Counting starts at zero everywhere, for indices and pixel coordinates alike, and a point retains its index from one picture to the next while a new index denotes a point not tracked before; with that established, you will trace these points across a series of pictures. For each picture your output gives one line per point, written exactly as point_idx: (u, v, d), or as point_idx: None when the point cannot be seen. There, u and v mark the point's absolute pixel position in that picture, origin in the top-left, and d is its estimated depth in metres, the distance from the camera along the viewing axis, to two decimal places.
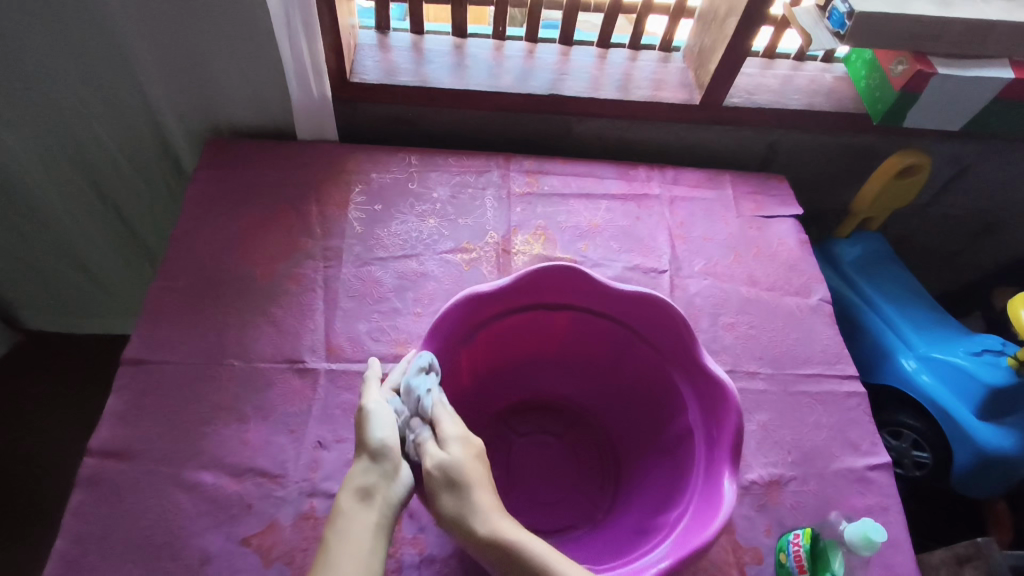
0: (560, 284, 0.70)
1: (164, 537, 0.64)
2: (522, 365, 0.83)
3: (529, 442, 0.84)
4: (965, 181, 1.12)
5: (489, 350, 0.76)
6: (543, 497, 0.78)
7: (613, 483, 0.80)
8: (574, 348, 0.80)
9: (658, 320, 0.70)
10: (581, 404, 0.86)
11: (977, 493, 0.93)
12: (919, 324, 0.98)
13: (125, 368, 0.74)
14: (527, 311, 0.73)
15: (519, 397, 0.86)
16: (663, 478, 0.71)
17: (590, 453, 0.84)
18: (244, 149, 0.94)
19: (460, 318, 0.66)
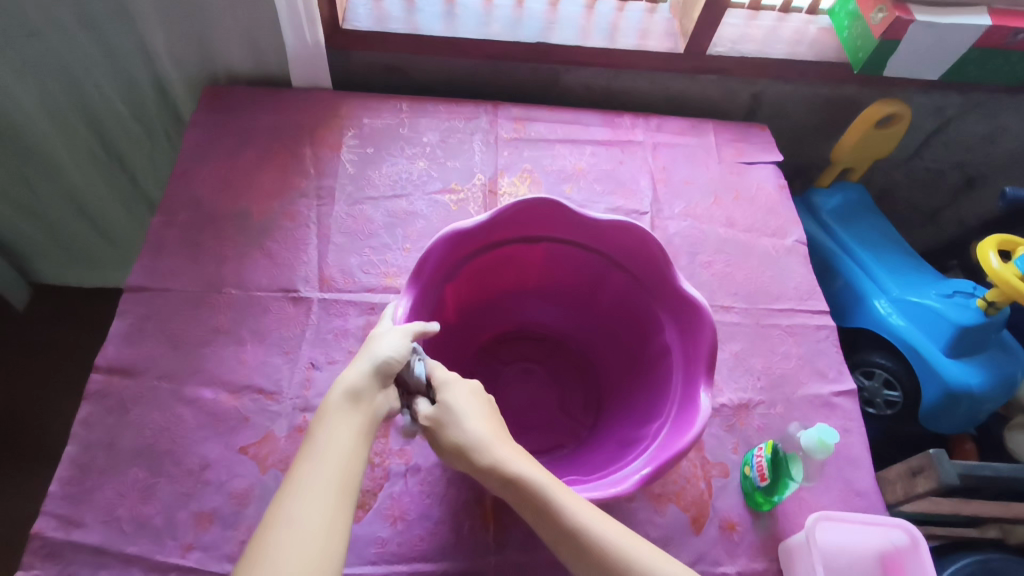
0: (539, 216, 0.71)
1: (167, 445, 0.68)
2: (505, 298, 0.85)
3: (513, 370, 0.88)
4: (948, 133, 1.14)
5: (474, 287, 0.78)
6: (527, 422, 0.83)
7: (595, 404, 0.85)
8: (556, 281, 0.82)
9: (637, 250, 0.71)
10: (564, 331, 0.90)
11: (943, 429, 0.97)
12: (894, 268, 1.02)
13: (129, 295, 0.78)
14: (509, 245, 0.74)
15: (504, 327, 0.90)
16: (640, 400, 0.75)
17: (572, 376, 0.89)
18: (240, 96, 0.97)
19: (443, 254, 0.67)
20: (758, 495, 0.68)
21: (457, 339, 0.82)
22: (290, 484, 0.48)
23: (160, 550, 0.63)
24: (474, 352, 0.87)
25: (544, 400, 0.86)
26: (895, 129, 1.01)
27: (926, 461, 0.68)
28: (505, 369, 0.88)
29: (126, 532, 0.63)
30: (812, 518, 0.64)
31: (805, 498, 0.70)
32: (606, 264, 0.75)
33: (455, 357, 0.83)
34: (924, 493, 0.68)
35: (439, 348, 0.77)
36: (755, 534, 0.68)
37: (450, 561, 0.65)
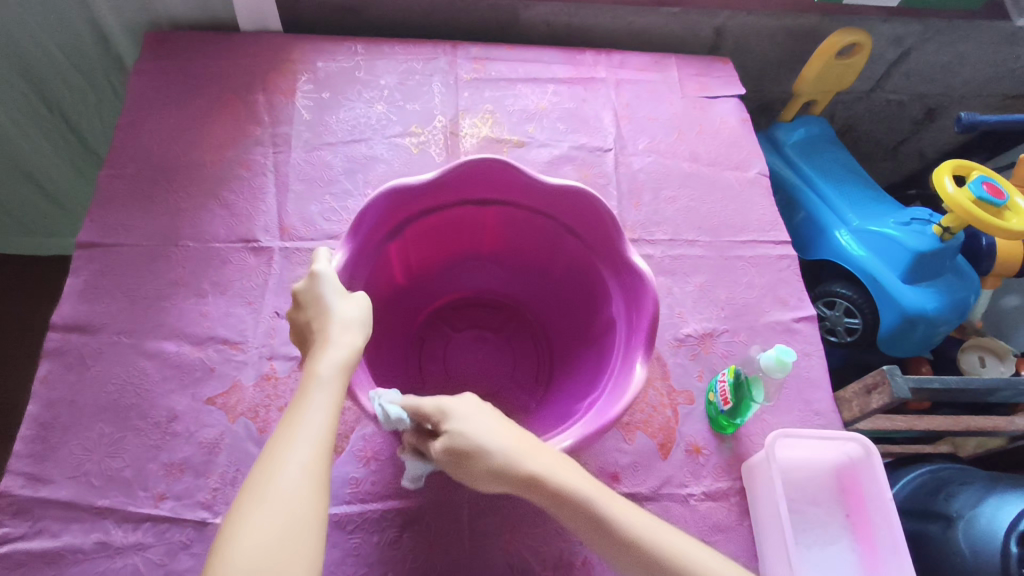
0: (491, 177, 0.66)
1: (132, 399, 0.67)
2: (460, 261, 0.80)
3: (465, 337, 0.84)
4: (908, 64, 1.14)
5: (421, 249, 0.74)
6: (474, 389, 0.79)
7: (545, 375, 0.80)
8: (512, 247, 0.77)
9: (586, 216, 0.67)
10: (522, 300, 0.84)
11: (900, 353, 1.00)
12: (854, 198, 1.03)
13: (81, 251, 0.75)
14: (458, 208, 0.69)
15: (458, 293, 0.84)
16: (586, 368, 0.71)
17: (525, 346, 0.83)
18: (185, 42, 0.92)
19: (383, 211, 0.63)
20: (722, 419, 0.70)
21: (405, 303, 0.78)
22: (281, 455, 0.44)
23: (132, 501, 0.63)
24: (427, 316, 0.83)
25: (493, 370, 0.82)
26: (855, 60, 1.01)
27: (881, 378, 0.70)
28: (457, 333, 0.84)
29: (96, 486, 0.63)
30: (771, 437, 0.66)
31: (766, 420, 0.73)
32: (559, 231, 0.70)
33: (402, 320, 0.78)
34: (877, 408, 0.70)
35: (383, 310, 0.73)
36: (719, 455, 0.71)
37: (424, 497, 0.66)
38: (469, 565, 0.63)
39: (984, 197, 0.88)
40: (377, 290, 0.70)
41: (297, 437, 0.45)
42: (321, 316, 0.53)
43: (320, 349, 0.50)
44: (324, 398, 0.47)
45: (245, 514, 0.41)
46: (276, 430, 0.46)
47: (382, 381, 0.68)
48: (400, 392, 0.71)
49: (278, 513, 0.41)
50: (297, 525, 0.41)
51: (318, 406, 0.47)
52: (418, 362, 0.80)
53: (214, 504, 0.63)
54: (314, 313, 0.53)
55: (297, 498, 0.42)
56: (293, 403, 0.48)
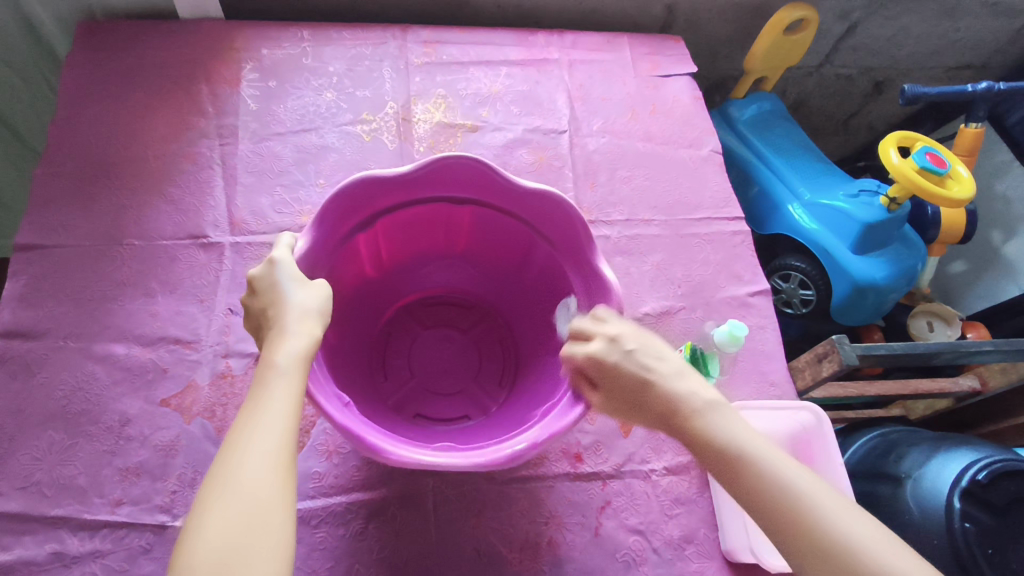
0: (466, 176, 0.64)
1: (82, 405, 0.66)
2: (434, 256, 0.78)
3: (432, 336, 0.81)
4: (854, 38, 1.16)
5: (394, 241, 0.72)
6: (437, 389, 0.77)
7: (508, 380, 0.77)
8: (487, 246, 0.74)
9: (558, 222, 0.64)
10: (495, 302, 0.82)
11: (853, 321, 1.03)
12: (805, 173, 1.06)
13: (19, 254, 0.72)
14: (431, 204, 0.67)
15: (428, 291, 0.82)
16: (546, 373, 0.67)
17: (493, 348, 0.80)
18: (121, 31, 0.88)
19: (353, 201, 0.61)
20: None
21: (373, 297, 0.76)
22: (243, 444, 0.43)
23: (87, 509, 0.61)
24: (395, 311, 0.81)
25: (458, 370, 0.79)
26: (803, 35, 1.03)
27: (830, 347, 0.72)
28: (424, 330, 0.81)
29: (48, 496, 0.61)
30: None
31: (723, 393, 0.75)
32: (531, 234, 0.67)
33: (367, 313, 0.76)
34: (828, 376, 0.73)
35: (348, 302, 0.71)
36: None
37: (390, 487, 0.66)
38: (436, 553, 0.64)
39: (927, 167, 0.90)
40: (342, 281, 0.68)
41: (256, 428, 0.44)
42: (277, 304, 0.51)
43: (276, 336, 0.49)
44: (284, 387, 0.46)
45: (209, 502, 0.41)
46: (234, 424, 0.45)
47: (340, 373, 0.66)
48: (359, 386, 0.69)
49: (243, 504, 0.41)
50: (260, 517, 0.41)
51: (277, 395, 0.46)
52: (381, 356, 0.78)
53: (173, 507, 0.62)
54: (270, 300, 0.52)
55: (262, 488, 0.42)
56: (251, 394, 0.47)
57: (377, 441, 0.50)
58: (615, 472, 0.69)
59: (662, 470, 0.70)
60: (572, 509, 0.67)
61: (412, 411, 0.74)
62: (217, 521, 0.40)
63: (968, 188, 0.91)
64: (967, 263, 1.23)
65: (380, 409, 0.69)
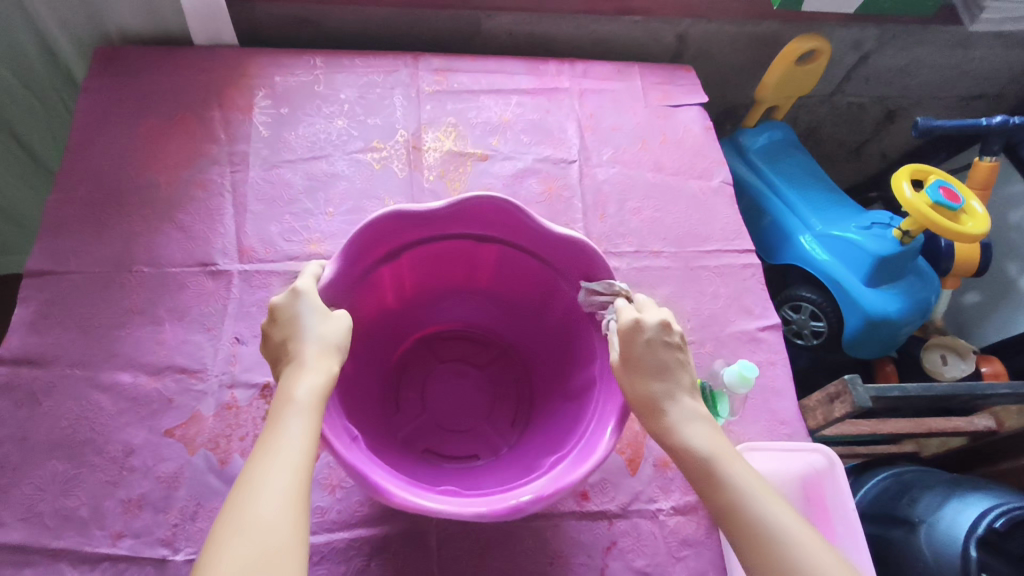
0: (491, 216, 0.63)
1: (86, 435, 0.65)
2: (455, 290, 0.77)
3: (447, 370, 0.79)
4: (867, 68, 1.16)
5: (416, 274, 0.71)
6: (450, 425, 0.75)
7: (522, 420, 0.75)
8: (510, 284, 0.74)
9: (582, 267, 0.63)
10: (513, 341, 0.80)
11: (864, 354, 1.02)
12: (817, 204, 1.05)
13: (30, 280, 0.73)
14: (456, 241, 0.67)
15: (446, 323, 0.81)
16: (564, 418, 0.66)
17: (508, 387, 0.78)
18: (137, 57, 0.89)
19: (379, 235, 0.61)
20: None
21: (392, 327, 0.76)
22: (258, 480, 0.43)
23: (88, 541, 0.61)
24: (413, 343, 0.80)
25: (472, 406, 0.77)
26: (815, 66, 1.03)
27: (842, 387, 0.71)
28: (440, 363, 0.80)
29: (50, 527, 0.61)
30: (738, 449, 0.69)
31: (732, 431, 0.73)
32: (554, 277, 0.66)
33: (383, 345, 0.75)
34: (840, 417, 0.72)
35: (367, 333, 0.71)
36: None
37: (392, 523, 0.65)
38: None
39: (941, 202, 0.89)
40: (362, 313, 0.67)
41: (272, 464, 0.44)
42: (296, 337, 0.52)
43: (294, 373, 0.50)
44: (300, 424, 0.46)
45: (223, 539, 0.40)
46: (250, 458, 0.45)
47: (353, 407, 0.65)
48: (370, 419, 0.68)
49: (259, 541, 0.40)
50: (274, 556, 0.40)
51: (293, 430, 0.46)
52: (396, 387, 0.77)
53: (175, 540, 0.62)
54: (289, 333, 0.52)
55: (277, 523, 0.41)
56: (266, 430, 0.47)
57: (384, 482, 0.50)
58: (621, 511, 0.68)
59: (670, 509, 0.69)
60: (577, 548, 0.66)
61: (423, 446, 0.72)
62: (230, 558, 0.39)
63: (983, 224, 0.89)
64: (981, 294, 1.21)
65: (390, 444, 0.68)
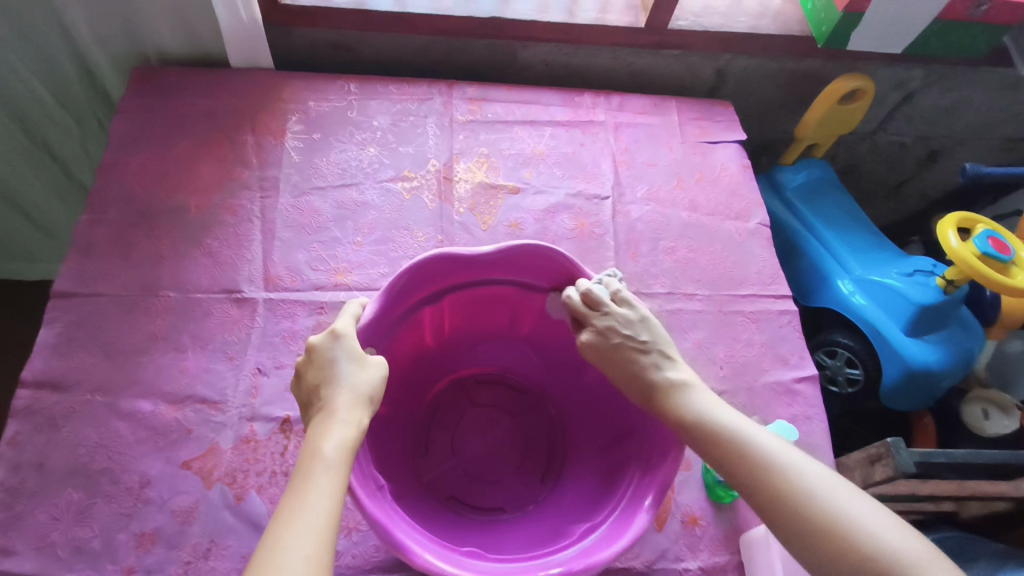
0: (542, 267, 0.64)
1: (103, 464, 0.64)
2: (494, 334, 0.76)
3: (480, 416, 0.77)
4: (911, 107, 1.13)
5: (459, 315, 0.71)
6: (479, 474, 0.72)
7: (552, 478, 0.72)
8: (552, 333, 0.72)
9: None
10: (551, 393, 0.78)
11: (901, 406, 0.97)
12: (856, 248, 1.02)
13: (57, 301, 0.72)
14: (502, 286, 0.67)
15: (483, 367, 0.78)
16: (596, 487, 0.64)
17: (541, 440, 0.76)
18: (174, 78, 0.89)
19: (428, 274, 0.62)
20: (719, 488, 0.69)
21: (427, 367, 0.75)
22: (283, 538, 0.42)
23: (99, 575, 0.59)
24: (448, 383, 0.78)
25: (501, 459, 0.74)
26: (859, 106, 1.00)
27: (884, 449, 0.68)
28: (474, 409, 0.77)
29: (62, 559, 0.60)
30: None
31: None
32: None
33: (417, 383, 0.74)
34: (882, 481, 0.69)
35: (402, 369, 0.70)
36: (716, 527, 0.68)
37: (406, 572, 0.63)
38: None
39: (990, 253, 0.85)
40: (400, 348, 0.67)
41: (297, 521, 0.43)
42: (330, 385, 0.52)
43: (325, 425, 0.49)
44: (328, 478, 0.46)
45: None
46: (276, 514, 0.44)
47: (379, 450, 0.64)
48: (394, 463, 0.66)
49: None
50: None
51: (320, 485, 0.45)
52: (425, 429, 0.75)
53: None
54: (323, 378, 0.52)
55: None
56: (294, 483, 0.46)
57: (406, 538, 0.49)
58: (646, 569, 0.65)
59: (697, 569, 0.66)
60: None
61: (447, 494, 0.70)
62: None
63: None
64: None
65: (414, 491, 0.66)
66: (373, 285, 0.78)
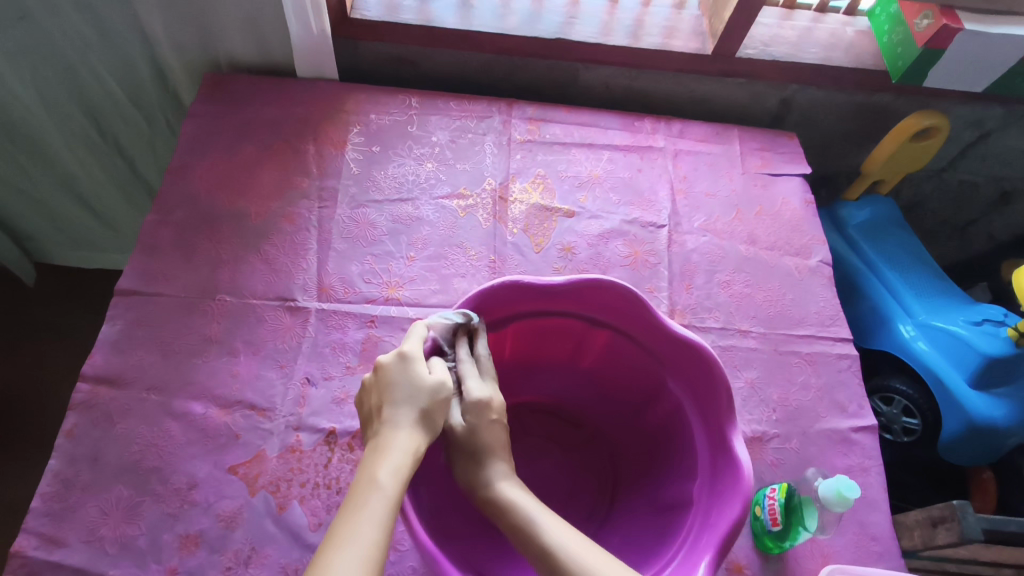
0: (610, 301, 0.65)
1: (154, 462, 0.66)
2: (555, 365, 0.77)
3: (532, 446, 0.77)
4: (984, 147, 1.08)
5: (522, 343, 0.72)
6: None
7: (601, 517, 0.71)
8: (614, 370, 0.73)
9: (697, 372, 0.63)
10: (606, 430, 0.78)
11: (962, 461, 0.92)
12: (921, 291, 0.97)
13: (119, 299, 0.74)
14: (568, 317, 0.68)
15: (539, 396, 0.79)
16: (644, 538, 0.64)
17: (591, 477, 0.75)
18: (243, 85, 0.92)
19: (498, 297, 0.64)
20: (768, 539, 0.65)
21: None
22: (333, 557, 0.43)
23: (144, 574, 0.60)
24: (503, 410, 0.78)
25: (549, 492, 0.74)
26: (930, 143, 0.96)
27: (949, 512, 0.65)
28: (527, 437, 0.77)
29: (110, 554, 0.61)
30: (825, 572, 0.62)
31: (817, 541, 0.67)
32: (662, 369, 0.67)
33: None
34: (943, 545, 0.65)
35: None
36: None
37: None
38: None
39: None
40: None
41: (349, 538, 0.45)
42: (393, 405, 0.54)
43: (383, 448, 0.52)
44: (384, 501, 0.47)
45: None
46: (330, 529, 0.46)
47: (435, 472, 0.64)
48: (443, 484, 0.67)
49: None
50: None
51: (375, 504, 0.47)
52: None
53: None
54: (386, 397, 0.55)
55: None
56: (351, 500, 0.48)
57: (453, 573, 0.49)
58: None
59: None
60: None
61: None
62: None
63: None
64: None
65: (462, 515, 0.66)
66: (423, 301, 0.78)
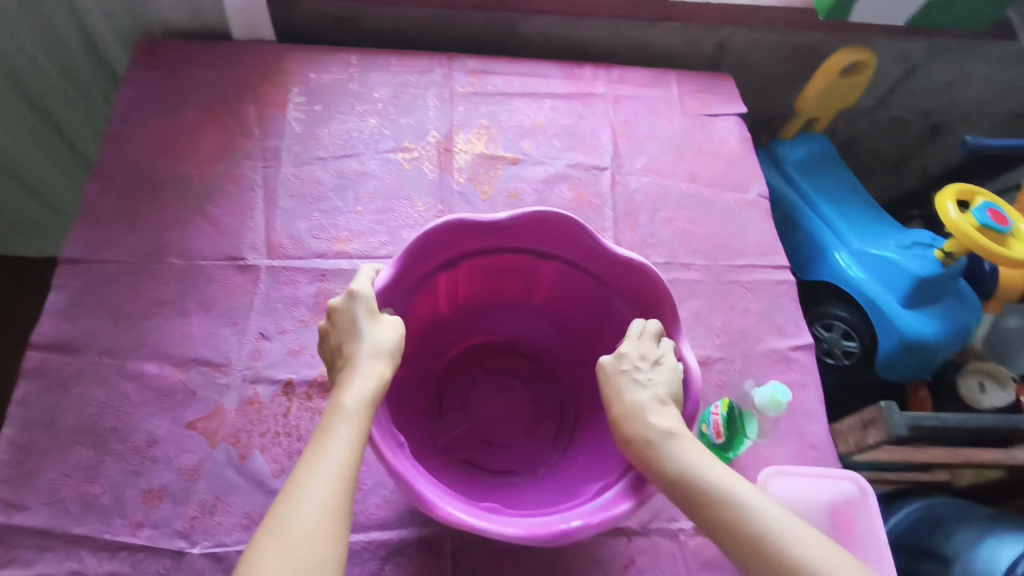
0: (552, 231, 0.65)
1: (111, 423, 0.66)
2: (508, 302, 0.79)
3: (492, 382, 0.80)
4: (912, 81, 1.13)
5: (472, 283, 0.73)
6: (493, 437, 0.75)
7: (562, 440, 0.74)
8: (565, 301, 0.75)
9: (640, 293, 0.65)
10: (561, 361, 0.80)
11: (898, 377, 0.98)
12: (854, 220, 1.02)
13: (63, 267, 0.74)
14: (515, 253, 0.69)
15: (496, 334, 0.81)
16: (605, 448, 0.66)
17: (552, 406, 0.78)
18: (177, 50, 0.90)
19: (445, 240, 0.64)
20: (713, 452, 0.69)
21: (443, 333, 0.78)
22: (302, 488, 0.45)
23: (108, 529, 0.61)
24: (461, 351, 0.80)
25: (512, 424, 0.76)
26: (858, 78, 1.00)
27: (878, 414, 0.70)
28: (487, 374, 0.80)
29: (73, 513, 0.62)
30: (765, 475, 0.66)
31: (759, 451, 0.71)
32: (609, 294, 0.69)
33: (431, 351, 0.76)
34: (874, 444, 0.70)
35: (418, 335, 0.73)
36: None
37: (410, 527, 0.64)
38: None
39: (989, 224, 0.85)
40: (416, 316, 0.70)
41: (317, 469, 0.46)
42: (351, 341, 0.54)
43: (345, 379, 0.52)
44: (348, 429, 0.48)
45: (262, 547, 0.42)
46: (300, 461, 0.47)
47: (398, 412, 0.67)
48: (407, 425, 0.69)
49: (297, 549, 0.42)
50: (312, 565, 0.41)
51: (341, 433, 0.48)
52: (439, 395, 0.77)
53: (192, 533, 0.62)
54: (344, 336, 0.55)
55: (318, 534, 0.43)
56: (317, 433, 0.49)
57: (424, 490, 0.51)
58: (640, 528, 0.66)
59: (691, 529, 0.67)
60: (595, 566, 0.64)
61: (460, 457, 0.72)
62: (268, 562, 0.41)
63: None
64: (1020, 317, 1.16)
65: (430, 452, 0.68)
66: (374, 253, 0.79)
